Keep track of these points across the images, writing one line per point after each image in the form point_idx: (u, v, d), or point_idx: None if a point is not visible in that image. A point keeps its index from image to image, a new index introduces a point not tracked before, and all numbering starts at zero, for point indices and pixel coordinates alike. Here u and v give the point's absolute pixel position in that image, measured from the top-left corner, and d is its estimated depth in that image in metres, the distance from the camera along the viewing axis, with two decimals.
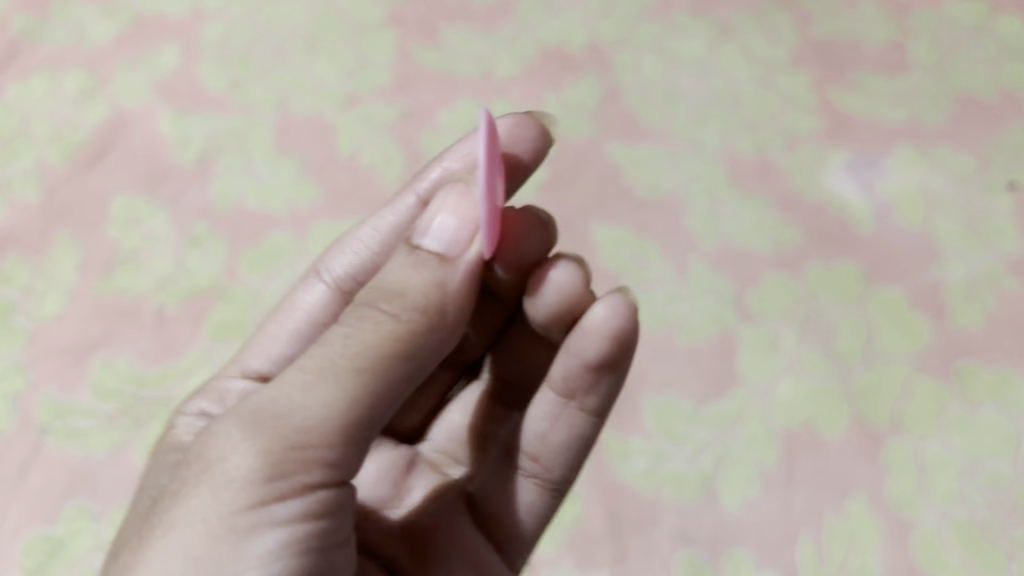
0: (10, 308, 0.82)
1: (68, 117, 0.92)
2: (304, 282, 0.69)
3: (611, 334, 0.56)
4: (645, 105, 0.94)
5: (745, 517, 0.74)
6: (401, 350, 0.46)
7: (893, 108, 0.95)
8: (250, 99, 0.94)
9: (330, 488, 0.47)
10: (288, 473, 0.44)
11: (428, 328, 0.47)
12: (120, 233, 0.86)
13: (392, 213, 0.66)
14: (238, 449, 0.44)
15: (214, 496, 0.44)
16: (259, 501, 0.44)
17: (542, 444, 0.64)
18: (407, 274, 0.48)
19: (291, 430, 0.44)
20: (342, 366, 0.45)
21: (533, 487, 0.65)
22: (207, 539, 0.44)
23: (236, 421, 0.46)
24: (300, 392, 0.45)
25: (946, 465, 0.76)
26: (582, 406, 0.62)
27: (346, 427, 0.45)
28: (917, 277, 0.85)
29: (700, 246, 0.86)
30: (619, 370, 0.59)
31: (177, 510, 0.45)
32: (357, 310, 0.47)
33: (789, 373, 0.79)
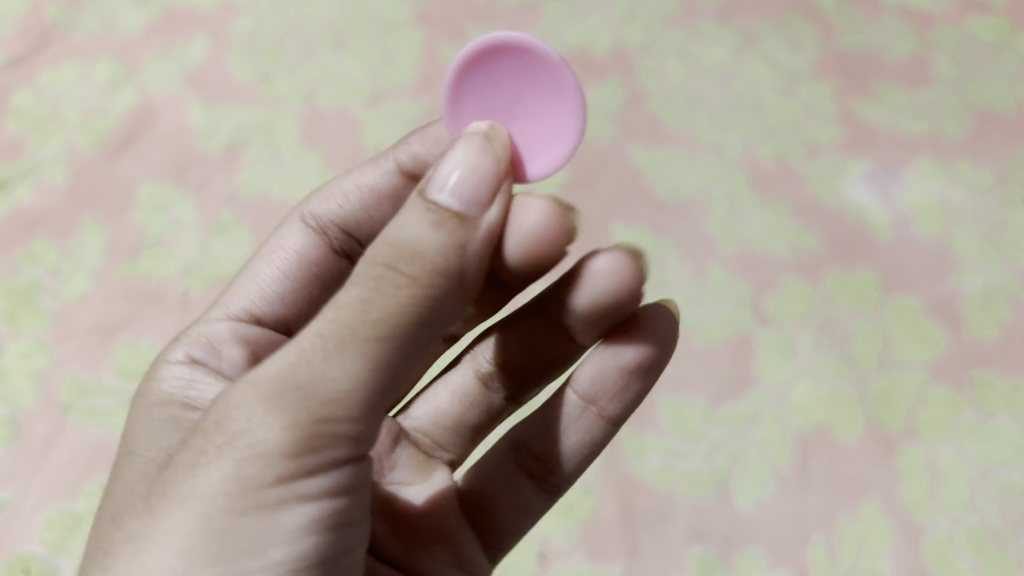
0: (36, 288, 0.83)
1: (98, 104, 0.94)
2: (286, 223, 0.67)
3: (651, 345, 0.54)
4: (667, 109, 0.95)
5: (758, 517, 0.74)
6: (423, 311, 0.41)
7: (912, 120, 0.95)
8: (278, 92, 0.95)
9: (357, 455, 0.43)
10: (317, 447, 0.41)
11: (449, 286, 0.41)
12: (147, 218, 0.87)
13: (375, 171, 0.64)
14: (261, 423, 0.41)
15: (233, 475, 0.41)
16: (278, 480, 0.41)
17: (554, 449, 0.60)
18: (422, 226, 0.40)
19: (313, 401, 0.40)
20: (364, 332, 0.40)
21: (535, 489, 0.61)
22: (226, 518, 0.41)
23: (257, 393, 0.41)
24: (322, 359, 0.40)
25: (958, 471, 0.76)
26: (601, 412, 0.58)
27: (372, 397, 0.41)
28: (933, 286, 0.85)
29: (720, 249, 0.87)
30: (651, 374, 0.56)
31: (189, 484, 0.42)
32: (370, 261, 0.41)
33: (805, 377, 0.80)
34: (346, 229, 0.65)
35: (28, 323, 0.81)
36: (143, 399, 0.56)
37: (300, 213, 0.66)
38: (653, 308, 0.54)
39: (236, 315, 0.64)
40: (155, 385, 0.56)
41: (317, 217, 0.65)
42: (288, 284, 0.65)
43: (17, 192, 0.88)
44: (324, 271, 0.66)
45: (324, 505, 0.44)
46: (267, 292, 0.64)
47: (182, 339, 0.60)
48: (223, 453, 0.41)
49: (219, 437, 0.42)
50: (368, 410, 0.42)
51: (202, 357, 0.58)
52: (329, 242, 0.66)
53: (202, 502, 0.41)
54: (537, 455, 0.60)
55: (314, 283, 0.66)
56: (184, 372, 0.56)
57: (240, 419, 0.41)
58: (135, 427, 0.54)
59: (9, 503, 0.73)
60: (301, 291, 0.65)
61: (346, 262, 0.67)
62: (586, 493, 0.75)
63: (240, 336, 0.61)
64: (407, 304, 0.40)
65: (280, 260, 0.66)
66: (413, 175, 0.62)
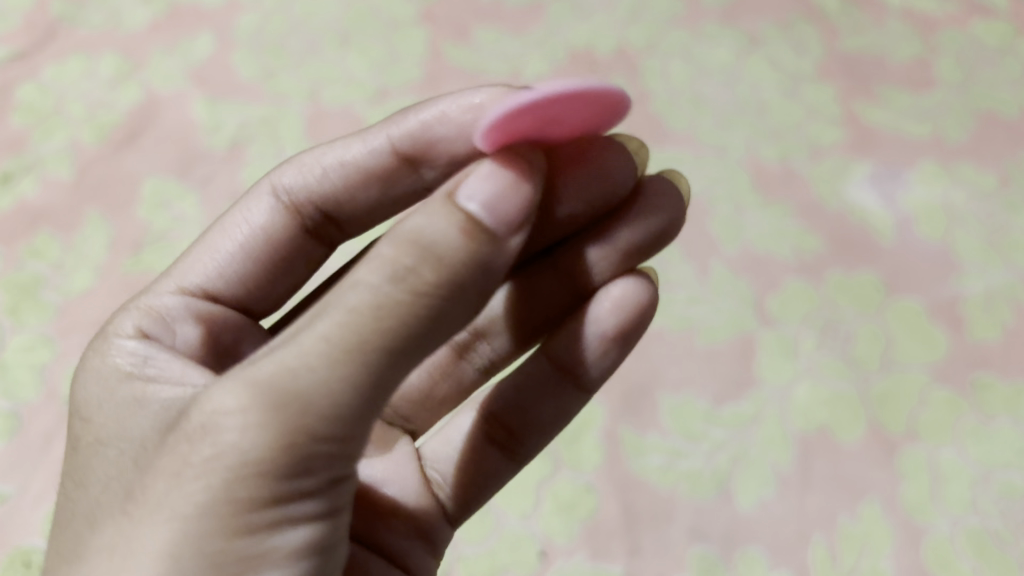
0: (39, 282, 0.83)
1: (102, 99, 0.94)
2: (252, 193, 0.64)
3: (633, 309, 0.57)
4: (671, 109, 0.96)
5: (759, 517, 0.74)
6: (433, 320, 0.40)
7: (916, 123, 0.95)
8: (282, 89, 0.95)
9: (348, 463, 0.43)
10: (311, 459, 0.41)
11: (465, 291, 0.40)
12: (150, 213, 0.87)
13: (362, 148, 0.61)
14: (253, 437, 0.40)
15: (225, 491, 0.41)
16: (270, 498, 0.41)
17: (525, 418, 0.62)
18: (446, 228, 0.39)
19: (309, 417, 0.40)
20: (368, 343, 0.39)
21: (502, 459, 0.63)
22: (216, 537, 0.41)
23: (250, 404, 0.40)
24: (320, 369, 0.39)
25: (959, 473, 0.76)
26: (578, 379, 0.60)
27: (370, 406, 0.41)
28: (936, 288, 0.85)
29: (722, 250, 0.87)
30: (630, 343, 0.59)
31: (174, 500, 0.41)
32: (384, 261, 0.39)
33: (807, 378, 0.80)
34: (321, 206, 0.63)
35: (31, 317, 0.81)
36: (95, 376, 0.53)
37: (269, 183, 0.63)
38: (636, 276, 0.58)
39: (188, 289, 0.62)
40: (105, 362, 0.53)
41: (289, 192, 0.63)
42: (244, 259, 0.63)
43: (21, 186, 0.88)
44: (288, 247, 0.64)
45: (313, 519, 0.44)
46: (223, 268, 0.63)
47: (130, 312, 0.57)
48: (209, 470, 0.41)
49: (204, 450, 0.41)
50: (364, 422, 0.42)
51: (153, 334, 0.56)
52: (301, 219, 0.64)
53: (192, 518, 0.41)
54: (507, 422, 0.62)
55: (272, 259, 0.64)
56: (135, 347, 0.54)
57: (231, 430, 0.40)
58: (95, 414, 0.51)
59: (11, 496, 0.73)
60: (255, 267, 0.63)
61: (310, 239, 0.65)
62: (588, 491, 0.75)
63: (193, 314, 0.60)
64: (418, 314, 0.39)
65: (241, 233, 0.63)
66: (404, 158, 0.60)
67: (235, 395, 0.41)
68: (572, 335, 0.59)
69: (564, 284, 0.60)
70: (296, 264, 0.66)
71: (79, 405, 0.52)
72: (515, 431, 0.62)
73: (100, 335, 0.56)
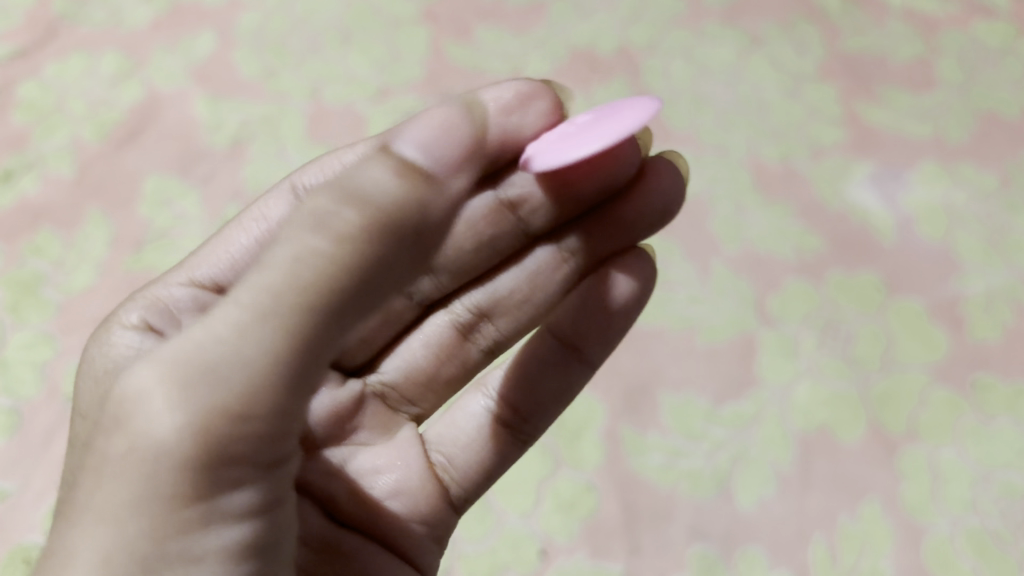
0: (40, 280, 0.83)
1: (104, 97, 0.94)
2: (271, 192, 0.64)
3: (637, 286, 0.58)
4: (672, 109, 0.96)
5: (759, 516, 0.74)
6: (361, 266, 0.39)
7: (917, 123, 0.96)
8: (284, 87, 0.95)
9: (278, 447, 0.41)
10: (238, 439, 0.38)
11: (391, 232, 0.40)
12: (152, 211, 0.87)
13: None
14: (171, 416, 0.37)
15: (143, 482, 0.37)
16: (203, 483, 0.38)
17: (529, 398, 0.63)
18: (365, 168, 0.38)
19: (240, 385, 0.37)
20: (291, 299, 0.37)
21: (507, 440, 0.63)
22: (148, 533, 0.37)
23: (166, 382, 0.37)
24: (239, 334, 0.37)
25: (959, 473, 0.76)
26: (581, 357, 0.61)
27: (295, 375, 0.39)
28: (936, 289, 0.85)
29: (723, 249, 0.87)
30: (633, 318, 0.60)
31: (99, 497, 0.37)
32: (308, 213, 0.38)
33: (808, 377, 0.80)
34: None
35: (32, 314, 0.81)
36: (94, 367, 0.54)
37: (289, 182, 0.64)
38: (638, 253, 0.58)
39: (199, 282, 0.60)
40: (105, 351, 0.54)
41: (309, 189, 0.63)
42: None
43: (22, 183, 0.89)
44: None
45: (251, 508, 0.41)
46: (237, 261, 0.62)
47: (136, 305, 0.57)
48: (133, 458, 0.37)
49: (126, 438, 0.38)
50: (298, 390, 0.39)
51: (159, 325, 0.56)
52: None
53: (109, 517, 0.37)
54: (512, 403, 0.63)
55: None
56: (136, 338, 0.54)
57: (148, 413, 0.37)
58: (83, 414, 0.50)
59: (12, 492, 0.73)
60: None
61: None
62: (588, 490, 0.75)
63: (202, 307, 0.59)
64: (345, 260, 0.38)
65: (258, 228, 0.62)
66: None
67: (155, 376, 0.38)
68: (580, 316, 0.59)
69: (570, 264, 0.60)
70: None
71: (81, 401, 0.53)
72: (521, 411, 0.63)
73: (104, 326, 0.56)
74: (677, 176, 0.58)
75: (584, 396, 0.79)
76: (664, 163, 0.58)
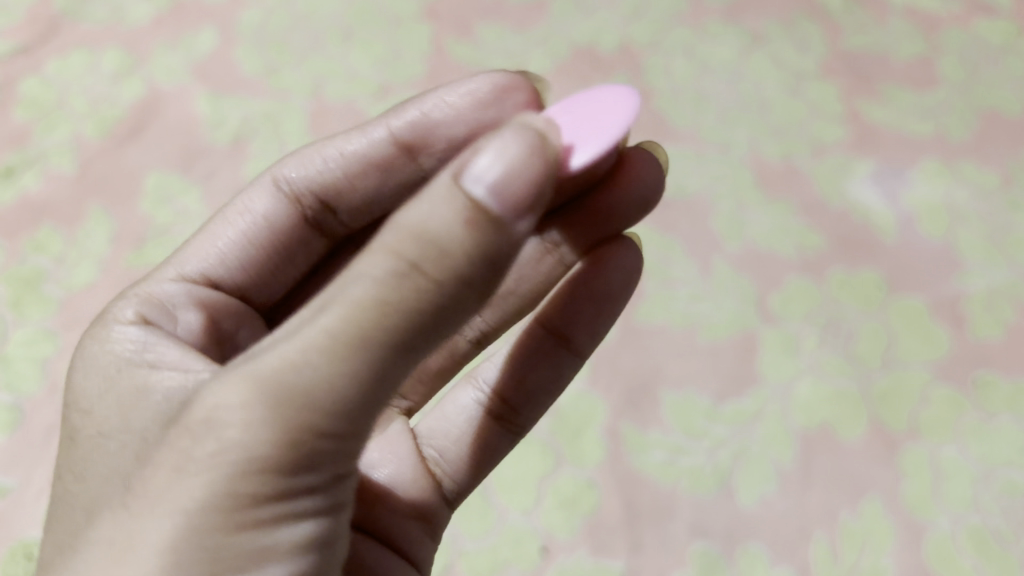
0: (41, 276, 0.83)
1: (105, 93, 0.94)
2: (252, 184, 0.67)
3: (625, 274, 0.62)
4: (674, 107, 0.96)
5: (761, 513, 0.74)
6: (435, 314, 0.39)
7: (919, 121, 0.95)
8: (285, 84, 0.95)
9: (348, 456, 0.43)
10: (312, 455, 0.41)
11: (472, 285, 0.38)
12: (153, 208, 0.87)
13: (363, 140, 0.64)
14: (251, 431, 0.39)
15: (224, 488, 0.40)
16: (271, 494, 0.41)
17: (519, 389, 0.65)
18: (451, 219, 0.37)
19: (314, 413, 0.39)
20: (374, 340, 0.38)
21: (497, 430, 0.66)
22: (218, 532, 0.41)
23: (250, 398, 0.39)
24: (323, 366, 0.38)
25: (961, 471, 0.76)
26: (570, 347, 0.64)
27: (370, 402, 0.40)
28: (938, 286, 0.85)
29: (725, 247, 0.87)
30: (620, 304, 0.63)
31: (176, 496, 0.41)
32: (390, 253, 0.38)
33: (809, 375, 0.80)
34: (322, 196, 0.66)
35: (33, 311, 0.81)
36: (93, 365, 0.53)
37: (270, 175, 0.66)
38: (623, 243, 0.62)
39: (189, 276, 0.63)
40: (106, 352, 0.53)
41: (290, 181, 0.65)
42: (244, 247, 0.65)
43: (23, 180, 0.89)
44: (286, 238, 0.66)
45: (316, 513, 0.44)
46: (224, 254, 0.64)
47: (130, 299, 0.57)
48: (212, 467, 0.40)
49: (207, 446, 0.40)
50: (367, 418, 0.41)
51: (153, 319, 0.56)
52: (302, 208, 0.66)
53: (191, 516, 0.40)
54: (500, 394, 0.66)
55: (272, 248, 0.66)
56: (137, 334, 0.53)
57: (229, 424, 0.40)
58: (95, 407, 0.50)
59: (13, 489, 0.73)
60: (255, 255, 0.65)
61: (310, 229, 0.67)
62: (589, 487, 0.75)
63: (195, 300, 0.60)
64: (427, 304, 0.38)
65: (242, 222, 0.65)
66: (405, 148, 0.63)
67: (238, 390, 0.40)
68: (569, 305, 0.63)
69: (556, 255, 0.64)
70: (295, 253, 0.68)
71: (75, 398, 0.52)
72: (510, 401, 0.65)
73: (99, 321, 0.55)
74: (656, 163, 0.61)
75: (584, 394, 0.79)
76: (643, 155, 0.60)
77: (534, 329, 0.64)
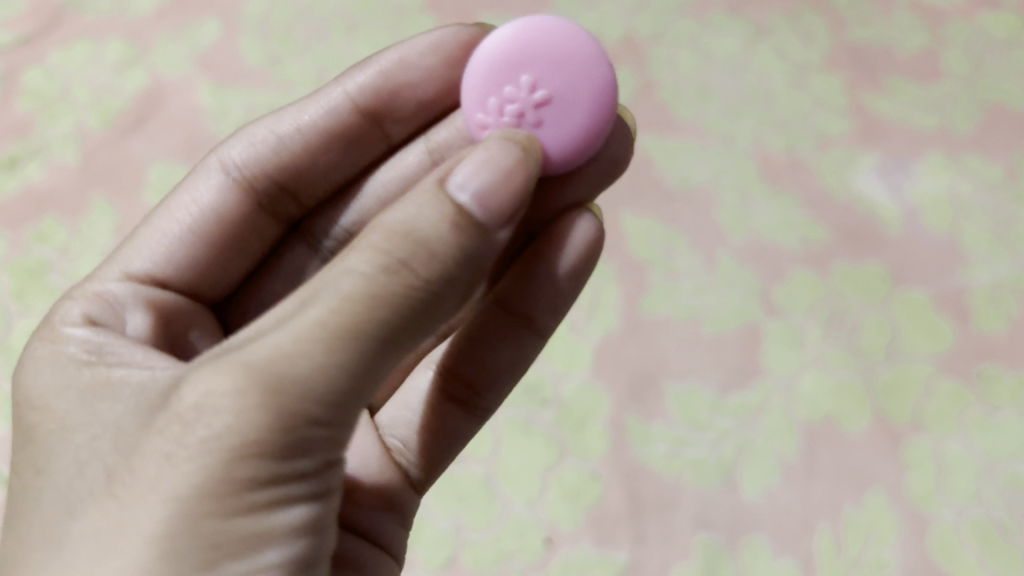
0: (45, 267, 0.84)
1: (108, 84, 0.94)
2: (198, 172, 0.66)
3: (585, 244, 0.58)
4: (678, 98, 0.95)
5: (765, 505, 0.74)
6: (419, 310, 0.42)
7: (924, 114, 0.95)
8: (288, 76, 0.95)
9: (334, 449, 0.44)
10: (303, 443, 0.41)
11: (455, 283, 0.42)
12: (156, 198, 0.88)
13: (316, 108, 0.65)
14: (244, 418, 0.40)
15: (216, 474, 0.41)
16: (265, 478, 0.41)
17: (481, 373, 0.63)
18: (438, 220, 0.41)
19: (306, 399, 0.40)
20: (366, 331, 0.40)
21: (460, 415, 0.65)
22: (212, 517, 0.41)
23: (241, 386, 0.40)
24: (316, 355, 0.40)
25: (965, 464, 0.76)
26: (529, 326, 0.62)
27: (359, 392, 0.42)
28: (941, 279, 0.85)
29: (729, 239, 0.87)
30: (583, 278, 0.60)
31: (167, 482, 0.41)
32: (377, 252, 0.41)
33: (813, 368, 0.80)
34: (272, 173, 0.65)
35: (36, 301, 0.82)
36: (44, 364, 0.52)
37: (218, 160, 0.66)
38: (581, 211, 0.59)
39: (135, 275, 0.62)
40: (55, 350, 0.52)
41: (239, 165, 0.65)
42: (192, 240, 0.64)
43: (27, 170, 0.89)
44: (239, 224, 0.65)
45: (308, 500, 0.44)
46: (171, 249, 0.63)
47: (77, 300, 0.57)
48: (204, 453, 0.40)
49: (199, 433, 0.41)
50: (356, 404, 0.42)
51: (101, 319, 0.56)
52: (252, 190, 0.65)
53: (184, 502, 0.41)
54: (464, 379, 0.64)
55: (224, 235, 0.65)
56: (87, 334, 0.53)
57: (221, 411, 0.40)
58: (53, 402, 0.49)
59: None
60: (203, 247, 0.64)
61: (265, 214, 0.67)
62: (593, 479, 0.75)
63: (143, 299, 0.59)
64: (412, 296, 0.41)
65: (189, 214, 0.64)
66: (366, 114, 0.65)
67: (228, 377, 0.40)
68: (529, 284, 0.60)
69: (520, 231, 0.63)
70: (248, 241, 0.67)
71: (27, 396, 0.51)
72: (475, 386, 0.64)
73: (47, 325, 0.55)
74: (623, 129, 0.61)
75: (589, 386, 0.79)
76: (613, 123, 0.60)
77: (491, 311, 0.62)
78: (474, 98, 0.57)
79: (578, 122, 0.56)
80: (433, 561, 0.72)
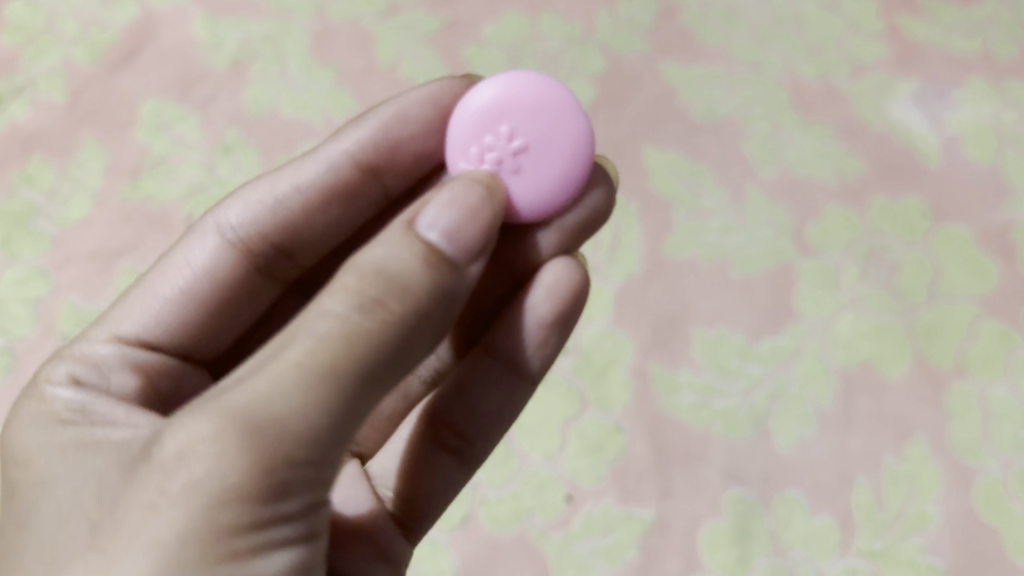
0: (33, 211, 0.79)
1: (95, 16, 0.88)
2: (193, 233, 0.58)
3: (568, 292, 0.54)
4: (702, 22, 0.89)
5: (799, 457, 0.70)
6: (399, 347, 0.38)
7: (965, 37, 0.88)
8: (286, 4, 0.89)
9: (321, 495, 0.39)
10: (288, 488, 0.37)
11: (430, 320, 0.39)
12: (149, 137, 0.82)
13: (314, 164, 0.57)
14: (226, 466, 0.35)
15: (198, 526, 0.36)
16: (251, 525, 0.36)
17: (470, 419, 0.58)
18: (410, 258, 0.38)
19: (287, 443, 0.36)
20: (347, 370, 0.36)
21: (450, 462, 0.59)
22: (197, 570, 0.36)
23: (220, 433, 0.36)
24: (296, 396, 0.36)
25: (1012, 411, 0.72)
26: (520, 370, 0.57)
27: (343, 433, 0.37)
28: (985, 214, 0.80)
29: (759, 174, 0.81)
30: (570, 323, 0.55)
31: (146, 538, 0.36)
32: (349, 291, 0.37)
33: (850, 310, 0.75)
34: (267, 233, 0.57)
35: (24, 249, 0.77)
36: (28, 423, 0.47)
37: (212, 221, 0.58)
38: (557, 257, 0.55)
39: (124, 337, 0.54)
40: (38, 409, 0.47)
41: (235, 227, 0.57)
42: (184, 304, 0.56)
43: (11, 109, 0.84)
44: (232, 290, 0.58)
45: (296, 548, 0.39)
46: (161, 314, 0.55)
47: (59, 359, 0.52)
48: (184, 505, 0.36)
49: (177, 482, 0.36)
50: (342, 445, 0.38)
51: (87, 377, 0.51)
52: (248, 254, 0.58)
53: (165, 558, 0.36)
54: (454, 425, 0.59)
55: (218, 301, 0.57)
56: (74, 395, 0.48)
57: (200, 458, 0.36)
58: (36, 456, 0.44)
59: None
60: (195, 314, 0.56)
61: (261, 277, 0.59)
62: (616, 430, 0.71)
63: (133, 363, 0.53)
64: (392, 333, 0.37)
65: (181, 277, 0.56)
66: (365, 168, 0.57)
67: (205, 423, 0.36)
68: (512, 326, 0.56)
69: (503, 275, 0.58)
70: (243, 307, 0.59)
71: (11, 453, 0.46)
72: (465, 432, 0.59)
73: (35, 381, 0.50)
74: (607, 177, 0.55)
75: (611, 332, 0.74)
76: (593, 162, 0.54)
77: (480, 360, 0.58)
78: (457, 145, 0.53)
79: (554, 172, 0.52)
80: (448, 520, 0.68)
